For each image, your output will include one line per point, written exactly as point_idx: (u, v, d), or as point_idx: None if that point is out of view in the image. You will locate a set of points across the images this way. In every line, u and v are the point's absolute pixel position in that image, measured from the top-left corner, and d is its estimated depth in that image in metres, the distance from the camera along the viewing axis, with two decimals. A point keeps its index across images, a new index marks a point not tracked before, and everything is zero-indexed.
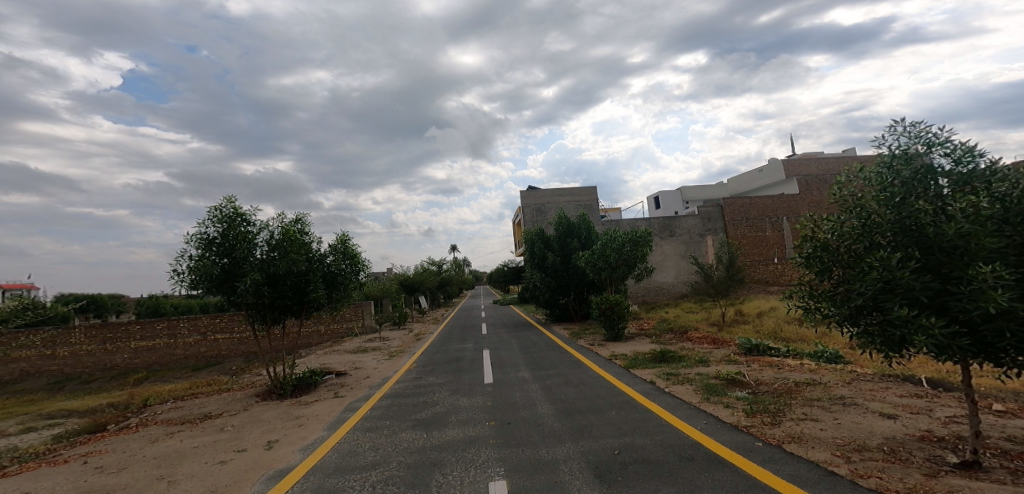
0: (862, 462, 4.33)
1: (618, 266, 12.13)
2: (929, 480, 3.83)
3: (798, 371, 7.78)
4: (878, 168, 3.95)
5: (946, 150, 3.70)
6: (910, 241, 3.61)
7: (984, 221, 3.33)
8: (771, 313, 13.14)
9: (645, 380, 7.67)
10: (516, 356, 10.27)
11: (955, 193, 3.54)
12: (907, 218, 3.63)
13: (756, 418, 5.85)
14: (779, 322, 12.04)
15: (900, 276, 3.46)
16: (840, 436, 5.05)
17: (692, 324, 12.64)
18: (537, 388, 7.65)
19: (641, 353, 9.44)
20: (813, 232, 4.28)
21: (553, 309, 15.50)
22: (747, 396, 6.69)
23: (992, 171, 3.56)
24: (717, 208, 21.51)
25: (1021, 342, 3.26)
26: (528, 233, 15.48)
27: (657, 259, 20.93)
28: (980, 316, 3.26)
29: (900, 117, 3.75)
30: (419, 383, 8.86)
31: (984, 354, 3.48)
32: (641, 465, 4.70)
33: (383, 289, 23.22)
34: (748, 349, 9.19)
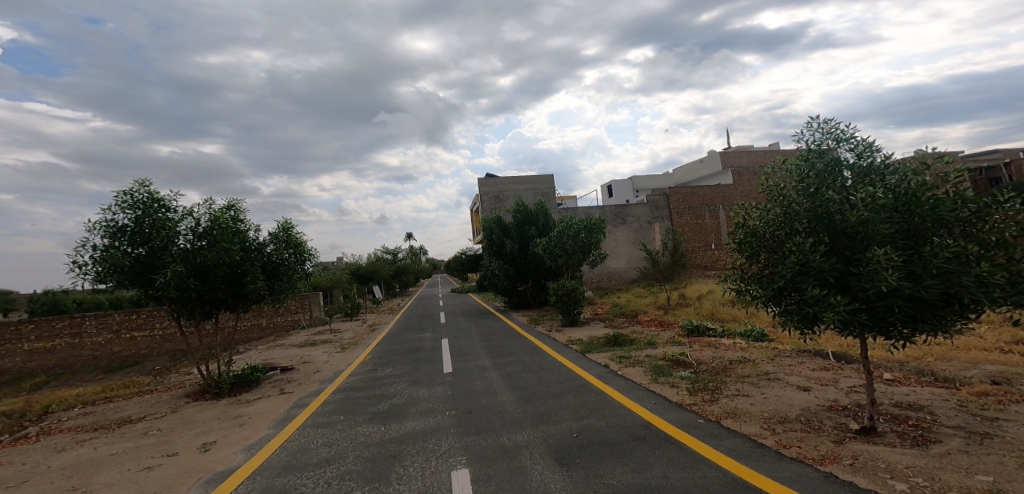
0: (785, 433, 4.77)
1: (575, 252, 12.40)
2: (838, 447, 4.29)
3: (734, 350, 8.37)
4: (797, 161, 4.29)
5: (852, 145, 4.09)
6: (822, 228, 3.99)
7: (879, 209, 3.76)
8: (710, 296, 14.03)
9: (599, 364, 7.95)
10: (476, 344, 10.28)
11: (857, 184, 3.95)
12: (820, 207, 4.02)
13: (698, 396, 6.25)
14: (716, 304, 12.88)
15: (814, 258, 3.83)
16: (766, 410, 5.53)
17: (641, 308, 13.20)
18: (497, 375, 7.71)
19: (596, 337, 9.76)
20: (744, 220, 4.61)
21: (512, 296, 15.62)
22: (689, 375, 7.12)
23: (889, 163, 3.96)
24: (664, 197, 22.49)
25: (907, 316, 3.70)
26: (487, 220, 15.43)
27: (610, 245, 21.60)
28: (876, 293, 3.65)
29: (815, 114, 4.10)
30: (374, 375, 8.66)
31: (878, 329, 3.91)
32: (598, 446, 4.91)
33: (333, 279, 22.30)
34: (689, 330, 9.76)
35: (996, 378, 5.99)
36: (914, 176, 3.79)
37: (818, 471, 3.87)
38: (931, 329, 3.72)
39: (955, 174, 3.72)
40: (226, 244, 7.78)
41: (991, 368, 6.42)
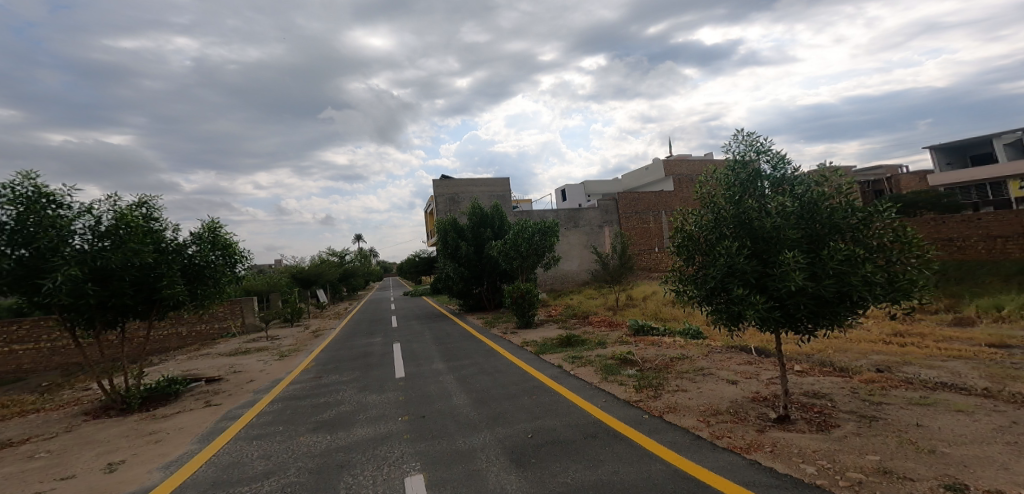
0: (718, 424, 5.09)
1: (529, 255, 12.49)
2: (760, 435, 4.64)
3: (674, 348, 8.81)
4: (726, 171, 4.61)
5: (769, 157, 4.45)
6: (745, 232, 4.32)
7: (789, 217, 4.13)
8: (654, 297, 14.68)
9: (553, 364, 8.07)
10: (429, 347, 10.09)
11: (773, 193, 4.32)
12: (743, 213, 4.35)
13: (644, 392, 6.52)
14: (659, 304, 13.50)
15: (738, 260, 4.15)
16: (702, 403, 5.87)
17: (592, 309, 13.56)
18: (452, 379, 7.60)
19: (549, 338, 9.90)
20: (681, 224, 4.88)
21: (466, 299, 15.45)
22: (636, 373, 7.41)
23: (798, 174, 4.33)
24: (613, 201, 23.26)
25: (813, 313, 4.09)
26: (442, 222, 15.18)
27: (563, 248, 21.93)
28: (787, 292, 4.01)
29: (740, 128, 4.44)
30: (318, 382, 8.24)
31: (789, 325, 4.29)
32: (553, 445, 4.99)
33: (270, 283, 20.88)
34: (636, 329, 10.16)
35: (880, 365, 6.73)
36: (816, 187, 4.20)
37: (744, 458, 4.17)
38: (829, 324, 4.14)
39: (846, 186, 4.17)
40: (134, 244, 7.02)
41: (877, 357, 7.23)
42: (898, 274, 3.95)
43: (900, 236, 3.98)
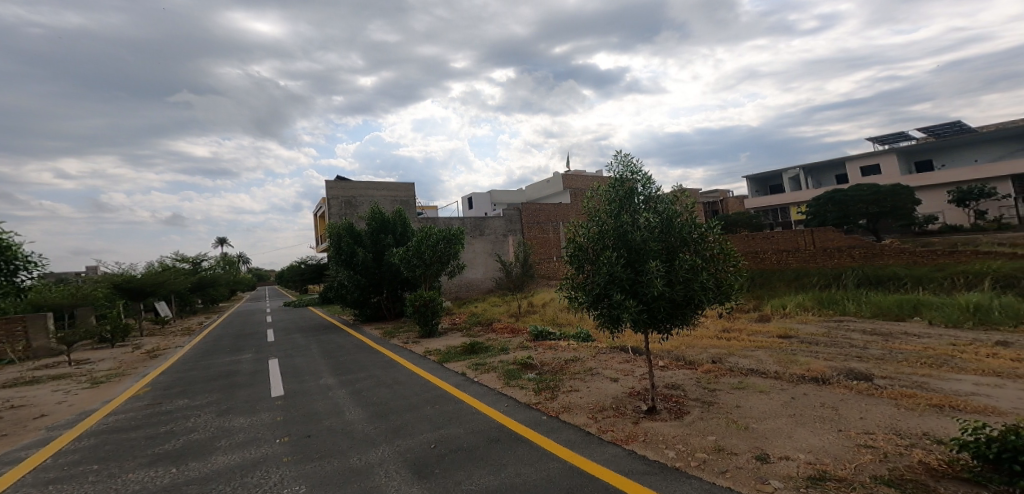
0: (606, 419, 4.96)
1: (433, 263, 12.23)
2: (635, 426, 4.57)
3: (568, 351, 9.26)
4: (607, 188, 4.78)
5: (639, 177, 4.74)
6: (621, 244, 4.56)
7: (654, 232, 4.46)
8: (552, 303, 15.32)
9: (456, 372, 7.98)
10: (316, 362, 9.28)
11: (645, 209, 4.60)
12: (621, 226, 4.56)
13: (542, 394, 6.54)
14: (557, 310, 14.15)
15: (617, 270, 4.41)
16: (591, 400, 5.81)
17: (495, 316, 13.70)
18: (345, 393, 7.12)
19: (453, 347, 9.78)
20: (571, 235, 4.91)
21: (363, 308, 14.58)
22: (535, 376, 7.57)
23: (660, 193, 4.67)
24: (517, 211, 23.86)
25: (672, 314, 4.54)
26: (335, 226, 14.22)
27: (468, 256, 21.71)
28: (653, 298, 4.39)
29: (620, 148, 4.62)
30: (159, 409, 6.96)
31: (655, 326, 4.69)
32: (457, 453, 4.71)
33: (81, 296, 16.67)
34: (536, 335, 10.53)
35: (715, 356, 7.05)
36: (672, 205, 4.59)
37: (624, 450, 4.07)
38: (681, 323, 4.67)
39: (690, 206, 4.70)
40: None
41: (712, 350, 7.57)
42: (722, 279, 4.59)
43: (724, 248, 4.58)
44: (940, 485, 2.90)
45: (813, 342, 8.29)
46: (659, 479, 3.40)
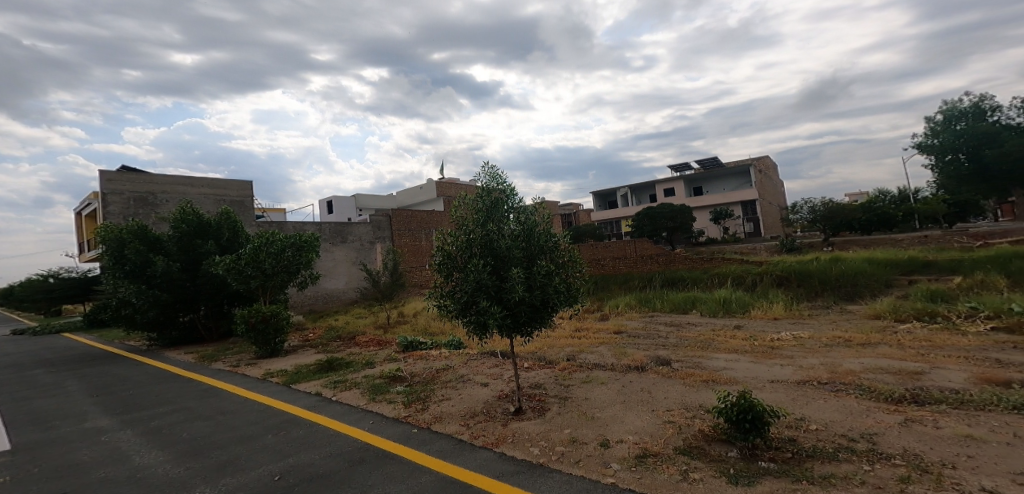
0: (478, 424, 5.06)
1: (276, 272, 11.11)
2: (504, 428, 4.74)
3: (441, 359, 9.22)
4: (474, 196, 4.92)
5: (504, 188, 4.96)
6: (487, 253, 4.72)
7: (518, 240, 4.71)
8: (426, 312, 15.13)
9: (310, 393, 7.42)
10: (86, 403, 7.42)
11: (511, 220, 4.83)
12: (486, 236, 4.72)
13: (412, 407, 6.38)
14: (430, 319, 14.00)
15: (482, 277, 4.55)
16: (462, 408, 5.85)
17: (360, 329, 13.02)
18: (138, 434, 5.88)
19: (304, 365, 9.09)
20: (441, 243, 4.89)
21: (167, 330, 12.64)
22: (405, 388, 7.36)
23: (522, 204, 4.94)
24: (386, 217, 23.17)
25: (533, 318, 4.83)
26: (125, 229, 11.92)
27: (327, 264, 20.27)
28: (517, 303, 4.62)
29: (486, 160, 4.76)
30: None
31: (520, 330, 4.94)
32: (312, 481, 4.31)
33: None
34: (406, 345, 10.28)
35: (570, 354, 7.65)
36: (532, 215, 4.90)
37: (495, 452, 4.19)
38: (541, 327, 4.99)
39: (547, 216, 5.06)
40: None
41: (570, 348, 8.21)
42: (572, 284, 5.02)
43: (573, 256, 5.01)
44: (713, 449, 3.51)
45: (638, 335, 9.42)
46: (525, 478, 3.55)
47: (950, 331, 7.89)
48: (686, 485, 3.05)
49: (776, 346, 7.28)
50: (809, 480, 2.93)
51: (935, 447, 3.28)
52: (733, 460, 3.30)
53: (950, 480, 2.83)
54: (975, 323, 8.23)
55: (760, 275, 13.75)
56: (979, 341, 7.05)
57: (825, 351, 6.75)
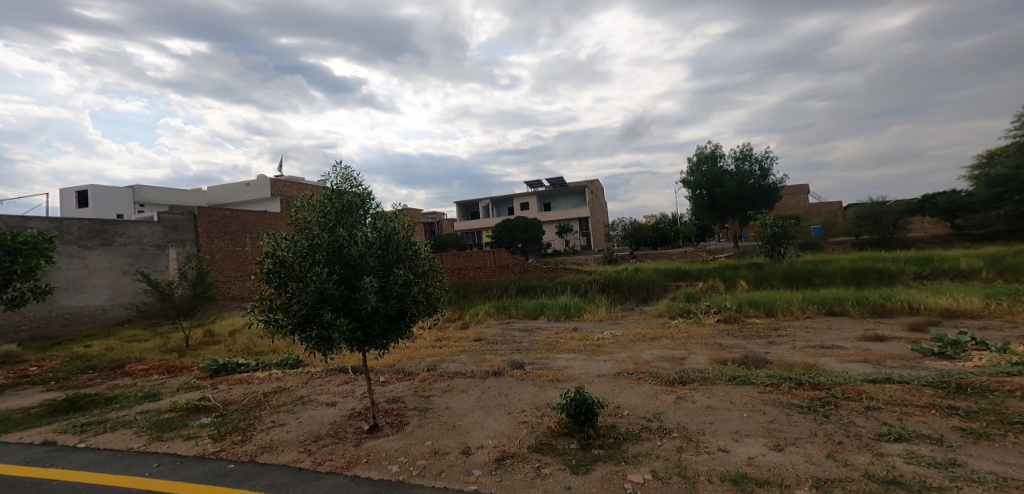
0: (320, 450, 4.61)
1: None
2: (357, 449, 4.41)
3: (269, 382, 7.97)
4: (321, 199, 4.56)
5: (360, 192, 4.72)
6: (335, 260, 4.41)
7: (372, 247, 4.50)
8: (243, 330, 13.10)
9: (40, 444, 5.50)
10: None
11: (365, 226, 4.60)
12: (335, 242, 4.40)
13: (225, 440, 5.24)
14: (251, 337, 12.20)
15: (328, 286, 4.21)
16: (302, 433, 5.23)
17: (136, 355, 10.77)
18: None
19: (27, 408, 7.04)
20: (274, 249, 4.41)
21: None
22: (213, 420, 5.96)
23: (380, 209, 4.77)
24: (189, 216, 18.19)
25: (386, 330, 4.64)
26: None
27: (77, 275, 14.47)
28: (368, 313, 4.39)
29: (338, 160, 4.47)
30: None
31: (370, 343, 4.70)
32: None
33: None
34: (214, 370, 8.79)
35: (431, 365, 7.53)
36: (392, 221, 4.75)
37: (345, 476, 3.88)
38: (395, 339, 4.81)
39: (407, 223, 4.96)
40: None
41: (431, 359, 8.04)
42: (431, 294, 4.97)
43: (433, 265, 4.98)
44: (558, 442, 3.80)
45: (497, 341, 9.76)
46: None
47: (698, 323, 9.82)
48: (539, 481, 3.24)
49: (601, 344, 8.25)
50: (628, 461, 3.35)
51: (699, 419, 4.02)
52: (573, 451, 3.61)
53: (707, 445, 3.50)
54: (710, 316, 10.44)
55: (589, 282, 15.40)
56: (711, 330, 8.94)
57: (631, 345, 7.86)
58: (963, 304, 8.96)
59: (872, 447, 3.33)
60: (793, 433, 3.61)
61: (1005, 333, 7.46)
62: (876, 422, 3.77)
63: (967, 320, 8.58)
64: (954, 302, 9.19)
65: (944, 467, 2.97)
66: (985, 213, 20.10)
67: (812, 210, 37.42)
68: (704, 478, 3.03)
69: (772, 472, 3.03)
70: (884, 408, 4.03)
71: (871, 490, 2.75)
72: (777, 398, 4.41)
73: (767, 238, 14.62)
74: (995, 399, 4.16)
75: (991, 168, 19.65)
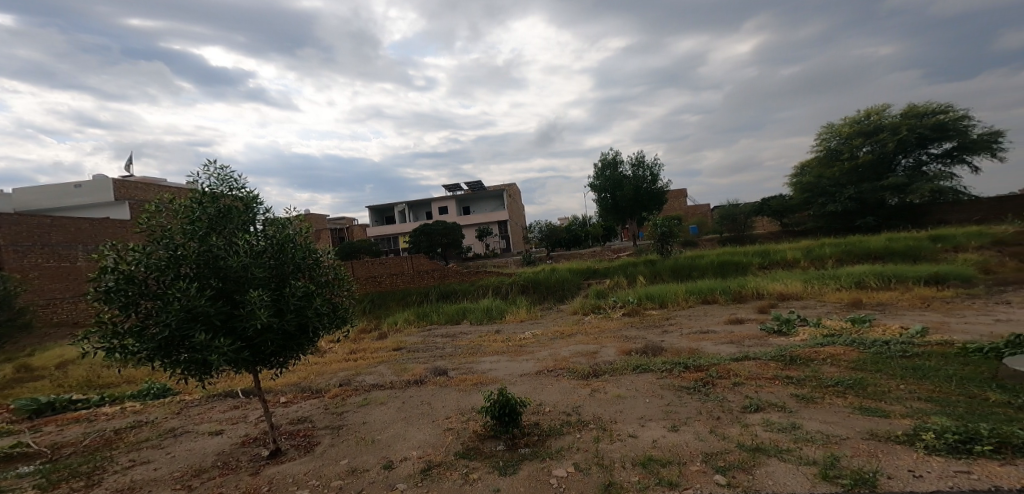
0: (204, 485, 4.04)
1: None
2: (254, 479, 3.95)
3: (126, 417, 6.69)
4: (187, 203, 3.90)
5: (241, 196, 4.16)
6: (208, 272, 3.79)
7: (257, 256, 3.95)
8: (80, 361, 10.80)
9: None
10: None
11: (247, 232, 4.04)
12: (208, 252, 3.78)
13: (59, 489, 4.33)
14: (90, 370, 10.05)
15: (199, 303, 3.59)
16: (177, 469, 4.50)
17: None
18: None
19: None
20: (115, 262, 3.64)
21: None
22: (39, 467, 4.89)
23: (268, 214, 4.25)
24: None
25: (278, 346, 4.15)
26: None
27: None
28: (255, 330, 3.86)
29: (212, 158, 3.87)
30: None
31: (259, 362, 4.18)
32: None
33: None
34: (36, 410, 7.23)
35: (344, 379, 7.04)
36: (286, 228, 4.28)
37: None
38: (291, 354, 4.35)
39: (304, 230, 4.52)
40: None
41: (343, 373, 7.53)
42: (337, 304, 4.65)
43: (338, 273, 4.66)
44: (485, 446, 3.80)
45: (418, 349, 9.42)
46: None
47: (608, 318, 10.45)
48: (467, 487, 3.20)
49: (522, 344, 8.40)
50: (552, 456, 3.46)
51: (611, 409, 4.28)
52: (499, 453, 3.64)
53: (618, 432, 3.76)
54: (617, 310, 11.18)
55: (510, 284, 15.54)
56: (619, 323, 9.64)
57: (552, 343, 8.11)
58: (796, 289, 10.72)
59: (740, 419, 3.84)
60: (684, 413, 4.01)
61: (820, 310, 9.12)
62: (740, 396, 4.36)
63: (794, 301, 10.33)
64: (787, 287, 10.96)
65: (787, 431, 3.52)
66: (798, 214, 24.12)
67: (689, 212, 41.91)
68: (619, 465, 3.23)
69: (671, 452, 3.34)
70: (745, 383, 4.67)
71: (742, 459, 3.16)
72: (670, 382, 4.86)
73: (658, 237, 16.32)
74: (814, 366, 5.04)
75: (801, 177, 23.67)
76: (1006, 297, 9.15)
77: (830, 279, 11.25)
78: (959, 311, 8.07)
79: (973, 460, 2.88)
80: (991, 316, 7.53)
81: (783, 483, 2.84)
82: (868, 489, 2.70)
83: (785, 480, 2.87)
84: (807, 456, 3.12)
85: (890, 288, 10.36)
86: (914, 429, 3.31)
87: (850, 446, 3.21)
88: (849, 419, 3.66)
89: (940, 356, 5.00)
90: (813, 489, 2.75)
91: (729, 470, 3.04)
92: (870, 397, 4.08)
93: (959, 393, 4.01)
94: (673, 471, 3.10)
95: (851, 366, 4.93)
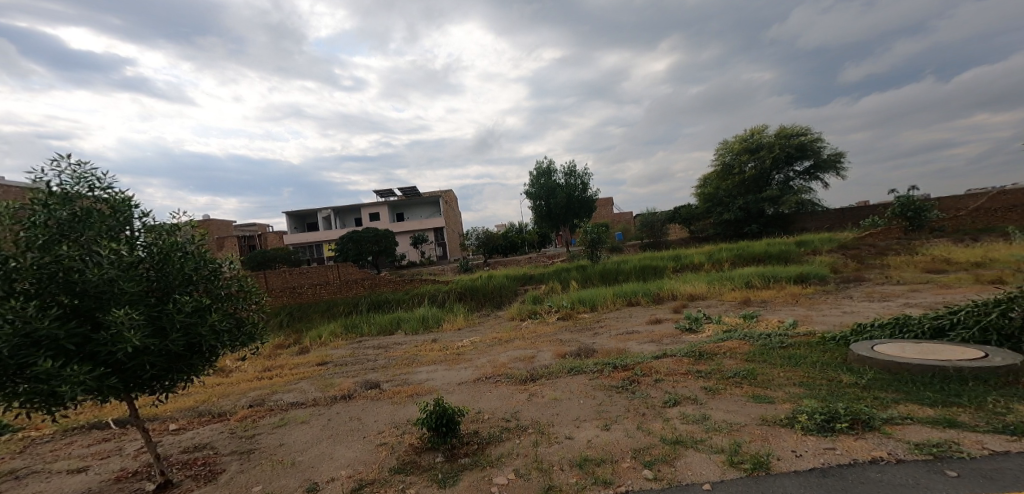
0: None
1: None
2: None
3: None
4: (28, 205, 3.19)
5: (106, 197, 3.47)
6: (56, 287, 3.09)
7: (126, 267, 3.30)
8: None
9: None
10: None
11: (113, 240, 3.37)
12: (54, 263, 3.07)
13: None
14: None
15: (41, 325, 2.89)
16: None
17: None
18: None
19: None
20: None
21: None
22: None
23: (148, 220, 3.66)
24: None
25: (160, 370, 3.55)
26: None
27: None
28: (125, 355, 3.23)
29: (67, 153, 3.30)
30: None
31: (133, 388, 3.56)
32: None
33: None
34: None
35: (256, 399, 6.45)
36: (171, 235, 3.73)
37: None
38: (179, 376, 3.79)
39: (198, 237, 3.97)
40: None
41: (254, 393, 6.90)
42: (244, 319, 4.20)
43: (243, 284, 4.23)
44: (423, 458, 3.68)
45: (346, 362, 8.89)
46: None
47: (544, 322, 10.68)
48: None
49: (461, 351, 8.29)
50: (492, 464, 3.44)
51: (548, 412, 4.36)
52: (440, 464, 3.54)
53: (555, 435, 3.83)
54: (552, 315, 11.46)
55: (446, 292, 15.25)
56: (553, 327, 9.87)
57: (488, 350, 8.09)
58: (703, 290, 11.67)
59: (662, 414, 4.08)
60: (614, 412, 4.19)
61: (720, 309, 10.01)
62: (662, 392, 4.63)
63: (701, 301, 11.20)
64: (695, 288, 11.90)
65: (700, 422, 3.80)
66: (702, 221, 26.19)
67: (613, 220, 44.00)
68: (558, 468, 3.29)
69: (604, 450, 3.48)
70: (664, 379, 4.99)
71: (665, 452, 3.37)
72: (601, 382, 5.07)
73: (588, 243, 16.93)
74: (717, 360, 5.51)
75: (702, 188, 25.82)
76: (850, 292, 10.62)
77: (727, 280, 12.38)
78: (819, 305, 9.28)
79: (836, 436, 3.30)
80: (841, 308, 8.74)
81: (699, 473, 3.05)
82: (764, 470, 3.00)
83: (701, 469, 3.10)
84: (716, 444, 3.39)
85: (770, 287, 11.65)
86: (793, 412, 3.73)
87: (748, 432, 3.54)
88: (746, 407, 4.04)
89: (807, 345, 5.68)
90: (722, 476, 2.99)
91: (655, 464, 3.22)
92: (758, 386, 4.54)
93: (821, 377, 4.57)
94: (607, 469, 3.22)
95: (744, 358, 5.46)
